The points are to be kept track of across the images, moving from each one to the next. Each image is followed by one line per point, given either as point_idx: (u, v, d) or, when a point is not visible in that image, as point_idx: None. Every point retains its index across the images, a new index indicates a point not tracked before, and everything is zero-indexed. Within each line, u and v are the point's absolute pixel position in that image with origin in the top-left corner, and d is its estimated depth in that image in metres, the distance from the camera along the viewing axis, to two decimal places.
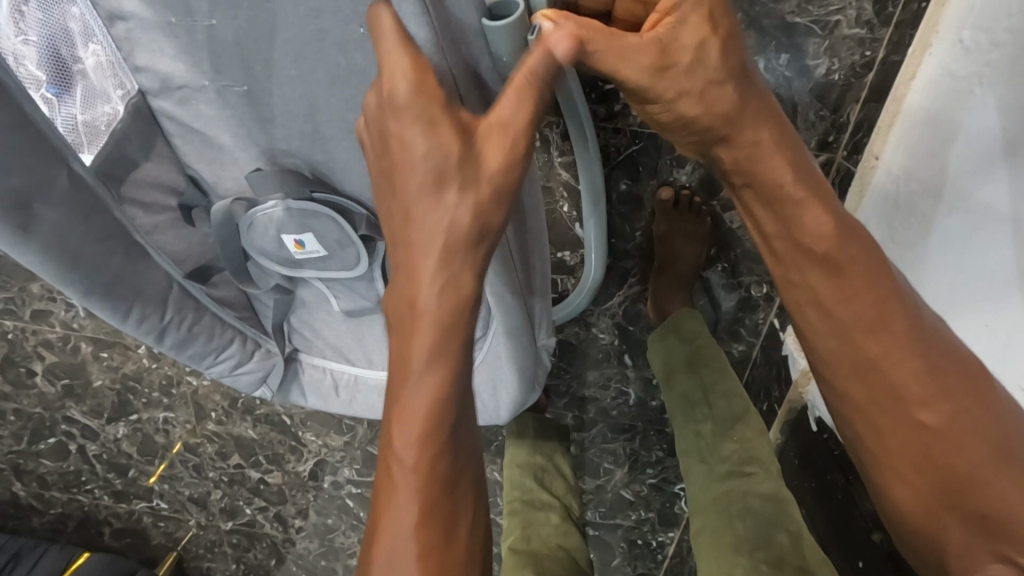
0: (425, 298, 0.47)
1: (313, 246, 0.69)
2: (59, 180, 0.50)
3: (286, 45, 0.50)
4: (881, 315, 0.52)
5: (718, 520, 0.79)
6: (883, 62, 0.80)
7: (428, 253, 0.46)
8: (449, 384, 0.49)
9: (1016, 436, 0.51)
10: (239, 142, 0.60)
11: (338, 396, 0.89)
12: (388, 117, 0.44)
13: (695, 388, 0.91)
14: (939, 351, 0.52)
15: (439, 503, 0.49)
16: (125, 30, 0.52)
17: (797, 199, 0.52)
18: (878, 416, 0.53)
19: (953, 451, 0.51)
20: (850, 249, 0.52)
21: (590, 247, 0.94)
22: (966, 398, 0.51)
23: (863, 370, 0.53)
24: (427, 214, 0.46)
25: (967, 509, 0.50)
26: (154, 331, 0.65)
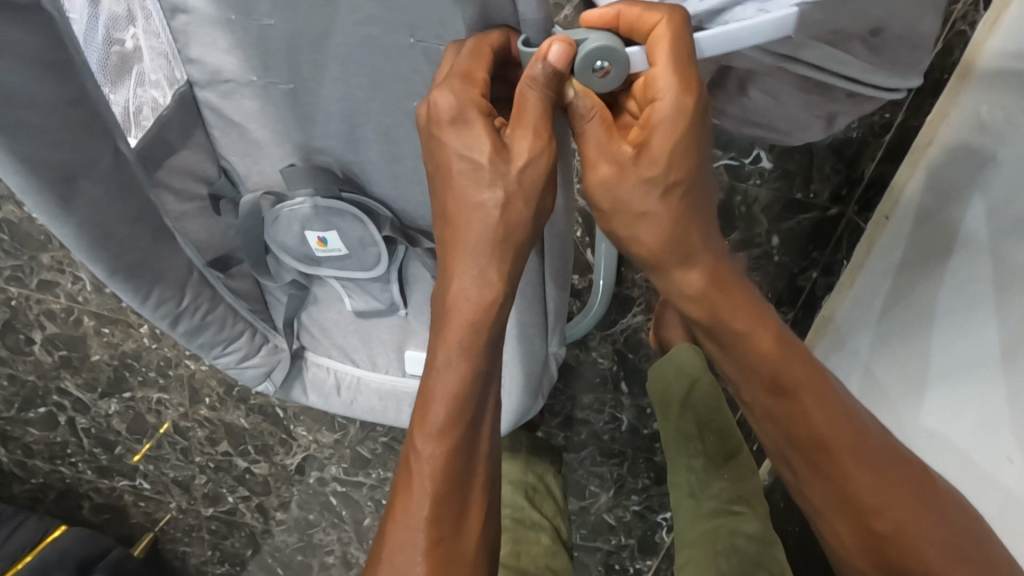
0: (461, 288, 0.52)
1: (335, 244, 0.70)
2: (104, 158, 0.51)
3: (338, 49, 0.52)
4: (832, 433, 0.61)
5: (704, 554, 0.81)
6: (903, 126, 0.82)
7: (466, 220, 0.51)
8: (437, 312, 0.54)
9: (960, 532, 0.59)
10: (276, 138, 0.62)
11: (339, 397, 0.87)
12: (433, 125, 0.48)
13: (691, 422, 0.93)
14: (882, 463, 0.61)
15: (415, 423, 0.54)
16: (184, 22, 0.55)
17: (749, 334, 0.60)
18: (840, 516, 0.62)
19: (914, 552, 0.59)
20: (799, 380, 0.61)
21: (600, 272, 0.97)
22: (912, 503, 0.60)
23: (824, 483, 0.62)
24: (468, 187, 0.50)
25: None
26: (170, 317, 0.65)
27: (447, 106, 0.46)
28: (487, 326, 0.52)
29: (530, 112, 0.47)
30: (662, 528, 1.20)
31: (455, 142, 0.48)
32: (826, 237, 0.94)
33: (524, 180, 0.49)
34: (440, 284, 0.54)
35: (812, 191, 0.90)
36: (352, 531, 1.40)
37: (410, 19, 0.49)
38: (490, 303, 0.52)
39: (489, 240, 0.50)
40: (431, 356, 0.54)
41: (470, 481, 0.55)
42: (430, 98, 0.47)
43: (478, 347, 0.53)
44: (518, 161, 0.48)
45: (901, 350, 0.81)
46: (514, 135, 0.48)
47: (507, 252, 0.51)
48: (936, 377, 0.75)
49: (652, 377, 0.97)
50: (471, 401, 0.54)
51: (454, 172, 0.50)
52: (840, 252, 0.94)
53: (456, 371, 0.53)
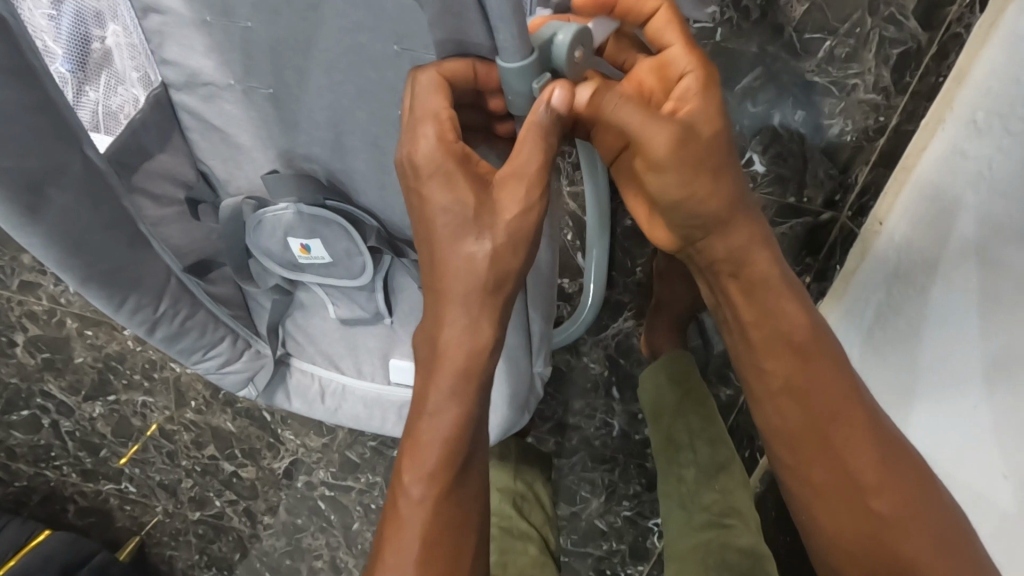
0: (454, 336, 0.49)
1: (319, 251, 0.67)
2: (73, 165, 0.49)
3: (320, 57, 0.50)
4: (846, 406, 0.57)
5: (695, 567, 0.79)
6: (896, 130, 0.81)
7: (455, 274, 0.47)
8: (423, 357, 0.52)
9: (947, 526, 0.57)
10: (260, 143, 0.61)
11: (322, 403, 0.83)
12: (413, 177, 0.47)
13: (682, 430, 0.92)
14: (885, 440, 0.58)
15: (404, 461, 0.52)
16: (160, 22, 0.53)
17: (780, 299, 0.56)
18: (833, 483, 0.58)
19: (902, 539, 0.56)
20: (819, 343, 0.57)
21: (589, 277, 0.96)
22: (905, 485, 0.57)
23: (826, 459, 0.58)
24: (456, 238, 0.47)
25: (893, 574, 0.56)
26: (147, 323, 0.63)
27: (427, 155, 0.45)
28: (481, 370, 0.50)
29: (523, 160, 0.45)
30: (654, 534, 1.18)
31: (439, 196, 0.46)
32: (820, 243, 0.89)
33: (512, 232, 0.47)
34: (431, 327, 0.51)
35: (804, 196, 0.87)
36: (340, 536, 1.37)
37: (395, 26, 0.46)
38: (483, 349, 0.49)
39: (481, 289, 0.48)
40: (420, 401, 0.51)
41: (462, 525, 0.52)
42: (408, 153, 0.46)
43: (470, 392, 0.50)
44: (513, 208, 0.46)
45: (890, 355, 0.80)
46: (503, 183, 0.46)
47: (501, 298, 0.48)
48: (929, 387, 0.73)
49: (644, 381, 0.98)
50: (465, 438, 0.52)
51: (437, 224, 0.47)
52: (834, 258, 0.89)
53: (450, 414, 0.50)
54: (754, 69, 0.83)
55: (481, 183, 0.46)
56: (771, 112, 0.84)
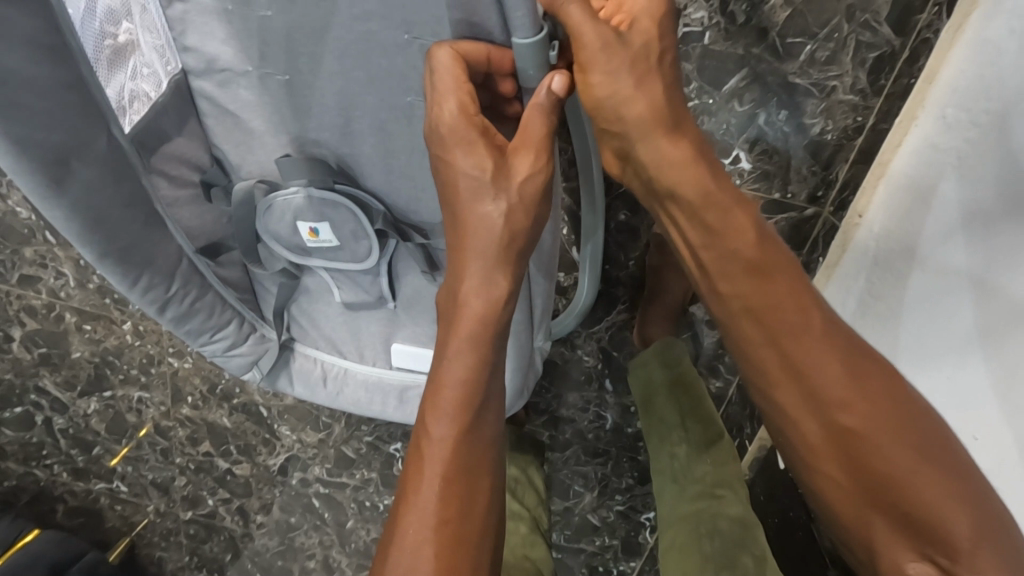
0: (470, 287, 0.53)
1: (327, 235, 0.69)
2: (97, 142, 0.51)
3: (335, 43, 0.53)
4: (805, 320, 0.56)
5: (689, 538, 0.83)
6: (873, 129, 0.85)
7: (477, 229, 0.53)
8: (443, 308, 0.56)
9: (932, 438, 0.54)
10: (271, 128, 0.63)
11: (324, 388, 0.85)
12: (438, 143, 0.51)
13: (673, 411, 0.95)
14: (860, 362, 0.56)
15: (427, 406, 0.55)
16: (182, 11, 0.56)
17: (726, 217, 0.57)
18: (811, 411, 0.56)
19: (878, 452, 0.53)
20: (771, 268, 0.57)
21: (584, 271, 0.99)
22: (889, 405, 0.54)
23: (791, 378, 0.56)
24: (476, 197, 0.52)
25: (886, 503, 0.53)
26: (157, 302, 0.65)
27: (451, 115, 0.49)
28: (496, 317, 0.54)
29: (533, 128, 0.51)
30: (646, 529, 1.20)
31: (461, 160, 0.51)
32: (804, 238, 0.95)
33: (523, 195, 0.53)
34: (450, 284, 0.55)
35: (789, 191, 0.92)
36: (333, 534, 1.38)
37: (408, 14, 0.49)
38: (501, 298, 0.53)
39: (497, 243, 0.52)
40: (440, 345, 0.55)
41: (481, 466, 0.55)
42: (434, 111, 0.50)
43: (488, 335, 0.54)
44: (524, 176, 0.52)
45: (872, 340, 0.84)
46: (515, 151, 0.52)
47: (513, 251, 0.53)
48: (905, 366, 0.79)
49: (637, 369, 1.01)
50: (483, 382, 0.55)
51: (458, 184, 0.52)
52: (816, 252, 0.95)
53: (466, 357, 0.54)
54: (740, 70, 0.85)
55: (497, 149, 0.52)
56: (756, 111, 0.87)
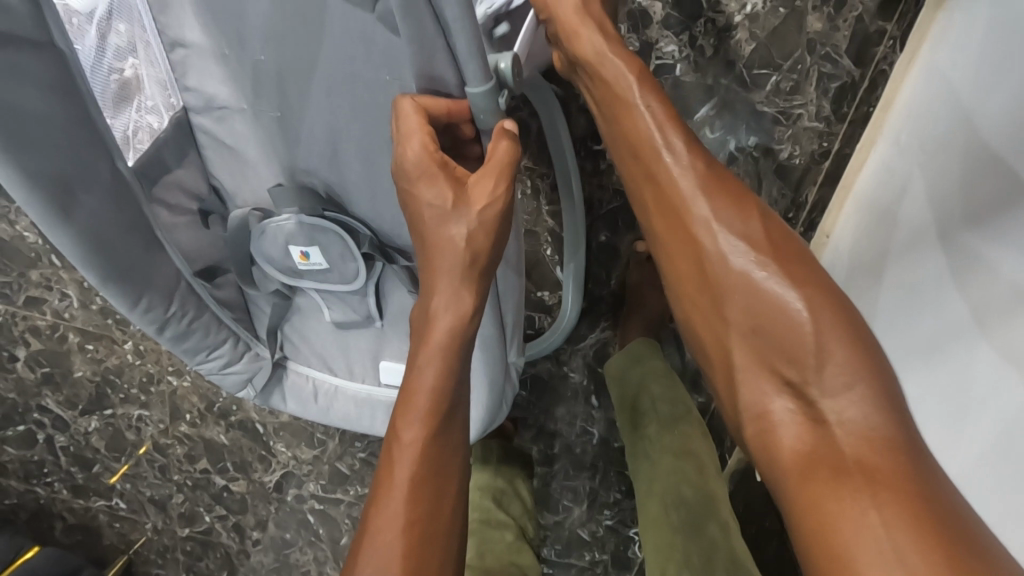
0: (438, 306, 0.56)
1: (317, 258, 0.72)
2: (103, 171, 0.56)
3: (324, 81, 0.57)
4: (700, 204, 0.55)
5: (658, 511, 0.90)
6: (838, 153, 0.90)
7: (442, 256, 0.55)
8: (418, 326, 0.59)
9: (844, 343, 0.48)
10: (266, 158, 0.68)
11: (316, 403, 0.89)
12: (405, 180, 0.54)
13: (644, 395, 0.98)
14: (829, 315, 0.49)
15: (399, 413, 0.57)
16: (183, 55, 0.62)
17: (635, 115, 0.59)
18: (752, 367, 0.52)
19: (771, 345, 0.51)
20: (715, 209, 0.54)
21: (568, 289, 1.04)
22: (858, 364, 0.47)
23: (688, 264, 0.56)
24: (439, 228, 0.55)
25: (852, 477, 0.45)
26: (157, 322, 0.68)
27: (414, 157, 0.52)
28: (465, 331, 0.56)
29: (498, 160, 0.53)
30: (635, 543, 1.22)
31: (425, 193, 0.53)
32: None
33: (485, 217, 0.55)
34: (423, 300, 0.58)
35: None
36: (328, 550, 1.40)
37: (391, 57, 0.53)
38: (468, 316, 0.56)
39: (460, 268, 0.55)
40: (413, 358, 0.58)
41: (449, 473, 0.57)
42: (400, 153, 0.52)
43: (458, 351, 0.57)
44: (487, 204, 0.54)
45: None
46: (478, 180, 0.54)
47: (476, 275, 0.56)
48: None
49: (613, 364, 1.04)
50: (451, 392, 0.57)
51: (424, 215, 0.54)
52: None
53: (435, 369, 0.57)
54: (710, 99, 0.90)
55: (459, 183, 0.54)
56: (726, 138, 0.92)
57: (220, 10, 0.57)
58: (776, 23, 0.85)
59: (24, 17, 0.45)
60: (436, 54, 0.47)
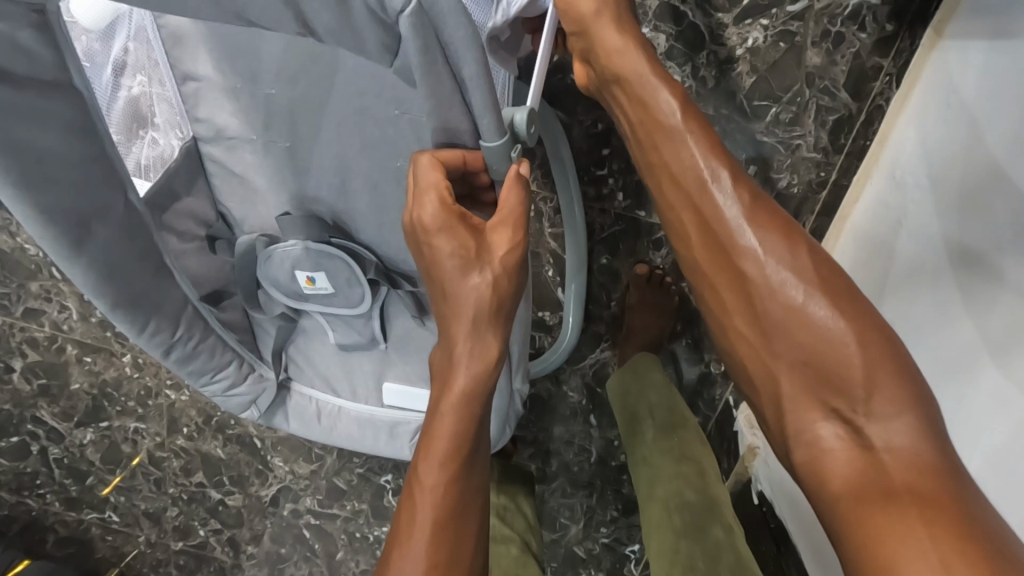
0: (461, 351, 0.55)
1: (323, 283, 0.74)
2: (116, 205, 0.57)
3: (335, 114, 0.59)
4: (749, 216, 0.53)
5: (661, 515, 0.92)
6: (835, 184, 0.93)
7: (459, 304, 0.53)
8: (440, 370, 0.58)
9: (890, 361, 0.47)
10: (273, 187, 0.69)
11: (318, 424, 0.89)
12: (422, 233, 0.52)
13: (640, 403, 1.00)
14: (876, 344, 0.47)
15: (421, 456, 0.57)
16: (196, 87, 0.63)
17: (673, 130, 0.59)
18: (800, 396, 0.50)
19: (820, 362, 0.49)
20: (761, 239, 0.52)
21: (567, 309, 1.05)
22: (906, 395, 0.46)
23: (729, 278, 0.54)
24: (458, 283, 0.52)
25: (905, 502, 0.43)
26: (163, 345, 0.68)
27: (431, 213, 0.51)
28: (489, 378, 0.55)
29: (510, 208, 0.53)
30: (631, 561, 1.22)
31: (443, 246, 0.52)
32: None
33: (506, 265, 0.53)
34: (445, 343, 0.57)
35: None
36: (324, 566, 1.39)
37: (401, 95, 0.54)
38: (492, 362, 0.55)
39: (483, 315, 0.53)
40: (436, 404, 0.57)
41: (466, 513, 0.57)
42: (417, 209, 0.51)
43: (480, 395, 0.56)
44: (502, 255, 0.53)
45: None
46: (494, 232, 0.53)
47: (499, 321, 0.54)
48: None
49: (611, 384, 1.06)
50: (472, 434, 0.57)
51: (443, 267, 0.53)
52: None
53: (458, 415, 0.56)
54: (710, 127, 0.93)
55: (475, 233, 0.53)
56: None
57: (234, 49, 0.60)
58: (776, 57, 0.87)
59: (48, 62, 0.47)
60: (453, 113, 0.45)
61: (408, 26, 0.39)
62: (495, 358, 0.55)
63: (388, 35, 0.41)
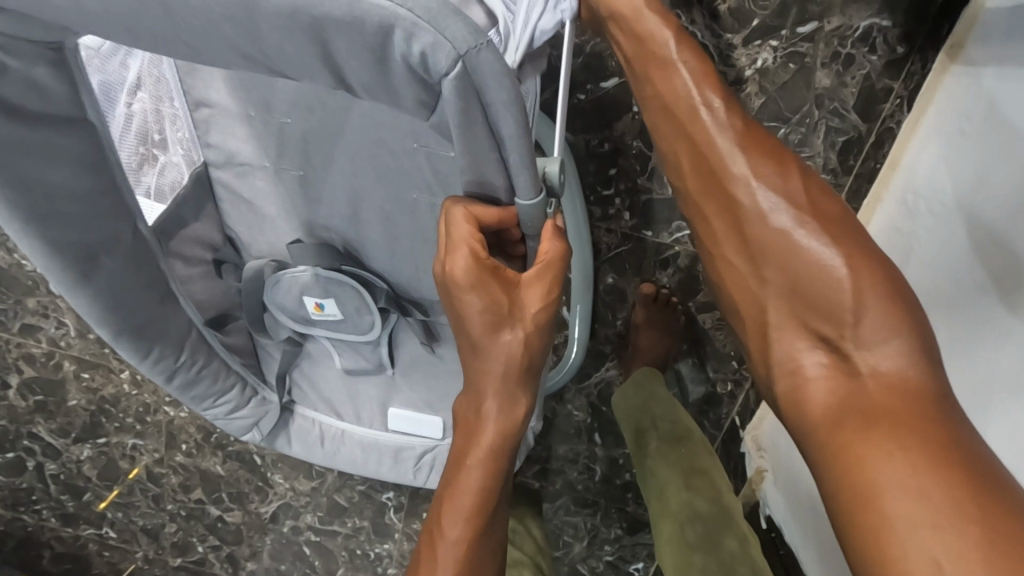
0: (488, 409, 0.54)
1: (331, 309, 0.73)
2: (124, 236, 0.57)
3: (348, 145, 0.56)
4: (749, 152, 0.54)
5: (671, 525, 0.89)
6: (844, 206, 0.92)
7: (489, 364, 0.52)
8: (464, 421, 0.57)
9: (884, 288, 0.49)
10: (284, 215, 0.66)
11: (322, 447, 0.87)
12: (451, 289, 0.49)
13: (646, 417, 0.98)
14: (867, 272, 0.49)
15: (443, 509, 0.57)
16: (208, 114, 0.59)
17: (672, 75, 0.58)
18: (783, 322, 0.53)
19: (815, 292, 0.50)
20: (757, 171, 0.53)
21: (574, 328, 1.03)
22: (896, 321, 0.48)
23: (723, 214, 0.55)
24: (489, 344, 0.51)
25: (884, 426, 0.45)
26: (166, 371, 0.67)
27: (462, 271, 0.47)
28: (514, 436, 0.55)
29: (546, 268, 0.50)
30: None
31: (474, 306, 0.49)
32: None
33: (537, 326, 0.52)
34: (470, 398, 0.56)
35: None
36: None
37: (417, 126, 0.51)
38: (517, 423, 0.55)
39: (512, 375, 0.52)
40: (458, 456, 0.57)
41: (486, 563, 0.58)
42: (446, 265, 0.48)
43: (503, 453, 0.56)
44: (533, 314, 0.51)
45: None
46: (527, 290, 0.51)
47: (527, 380, 0.54)
48: None
49: (621, 406, 1.02)
50: (495, 487, 0.57)
51: (473, 328, 0.50)
52: None
53: (483, 471, 0.56)
54: None
55: (508, 293, 0.50)
56: None
57: (249, 78, 0.55)
58: (785, 77, 0.86)
59: (61, 98, 0.49)
60: (485, 161, 0.43)
61: (451, 91, 0.37)
62: (520, 419, 0.55)
63: (426, 92, 0.39)
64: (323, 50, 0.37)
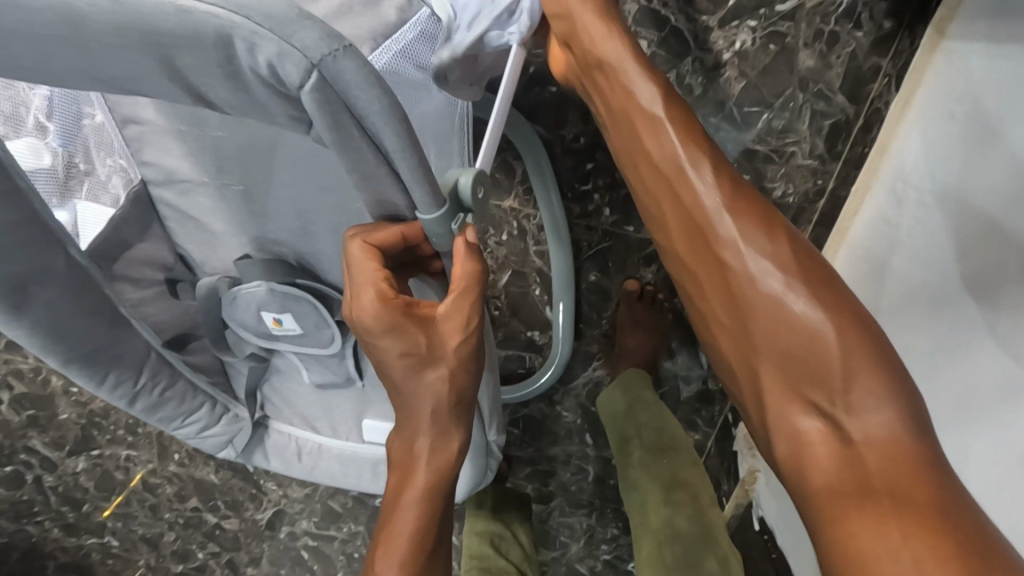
0: (420, 447, 0.54)
1: (291, 324, 0.69)
2: (56, 264, 0.52)
3: (285, 161, 0.54)
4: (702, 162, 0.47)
5: (652, 545, 0.86)
6: (833, 194, 0.88)
7: (413, 405, 0.52)
8: (396, 461, 0.57)
9: (867, 330, 0.39)
10: (232, 232, 0.65)
11: (299, 462, 0.86)
12: (363, 331, 0.49)
13: (631, 424, 0.95)
14: (861, 336, 0.39)
15: (379, 552, 0.56)
16: (139, 132, 0.59)
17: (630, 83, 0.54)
18: (773, 388, 0.42)
19: (782, 333, 0.41)
20: (710, 183, 0.45)
21: (557, 327, 1.00)
22: (885, 375, 0.38)
23: (685, 235, 0.47)
24: (410, 384, 0.51)
25: (885, 509, 0.36)
26: (127, 396, 0.66)
27: (369, 311, 0.47)
28: (449, 470, 0.55)
29: (460, 295, 0.50)
30: None
31: (389, 345, 0.48)
32: None
33: (459, 357, 0.51)
34: (403, 434, 0.55)
35: None
36: None
37: None
38: (448, 459, 0.55)
39: (438, 412, 0.52)
40: (395, 497, 0.56)
41: None
42: (353, 307, 0.48)
43: (439, 490, 0.56)
44: (452, 345, 0.50)
45: None
46: (443, 319, 0.50)
47: (457, 414, 0.53)
48: None
49: (606, 405, 1.01)
50: (433, 525, 0.57)
51: (391, 367, 0.50)
52: None
53: (420, 510, 0.55)
54: None
55: (424, 324, 0.49)
56: None
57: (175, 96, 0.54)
58: (765, 61, 0.82)
59: None
60: (382, 183, 0.42)
61: (310, 103, 0.35)
62: (452, 454, 0.55)
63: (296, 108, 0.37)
64: (170, 71, 0.34)
